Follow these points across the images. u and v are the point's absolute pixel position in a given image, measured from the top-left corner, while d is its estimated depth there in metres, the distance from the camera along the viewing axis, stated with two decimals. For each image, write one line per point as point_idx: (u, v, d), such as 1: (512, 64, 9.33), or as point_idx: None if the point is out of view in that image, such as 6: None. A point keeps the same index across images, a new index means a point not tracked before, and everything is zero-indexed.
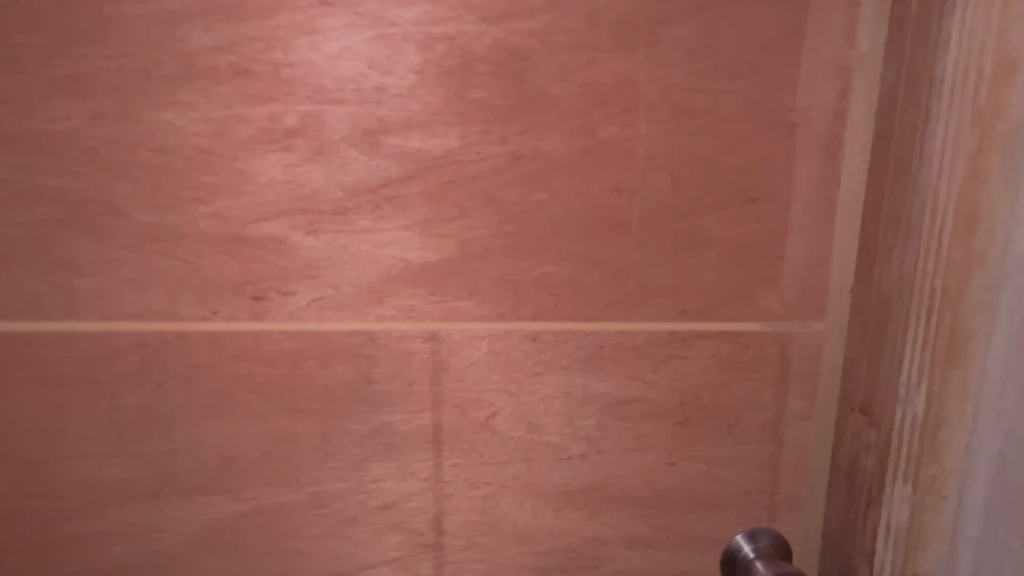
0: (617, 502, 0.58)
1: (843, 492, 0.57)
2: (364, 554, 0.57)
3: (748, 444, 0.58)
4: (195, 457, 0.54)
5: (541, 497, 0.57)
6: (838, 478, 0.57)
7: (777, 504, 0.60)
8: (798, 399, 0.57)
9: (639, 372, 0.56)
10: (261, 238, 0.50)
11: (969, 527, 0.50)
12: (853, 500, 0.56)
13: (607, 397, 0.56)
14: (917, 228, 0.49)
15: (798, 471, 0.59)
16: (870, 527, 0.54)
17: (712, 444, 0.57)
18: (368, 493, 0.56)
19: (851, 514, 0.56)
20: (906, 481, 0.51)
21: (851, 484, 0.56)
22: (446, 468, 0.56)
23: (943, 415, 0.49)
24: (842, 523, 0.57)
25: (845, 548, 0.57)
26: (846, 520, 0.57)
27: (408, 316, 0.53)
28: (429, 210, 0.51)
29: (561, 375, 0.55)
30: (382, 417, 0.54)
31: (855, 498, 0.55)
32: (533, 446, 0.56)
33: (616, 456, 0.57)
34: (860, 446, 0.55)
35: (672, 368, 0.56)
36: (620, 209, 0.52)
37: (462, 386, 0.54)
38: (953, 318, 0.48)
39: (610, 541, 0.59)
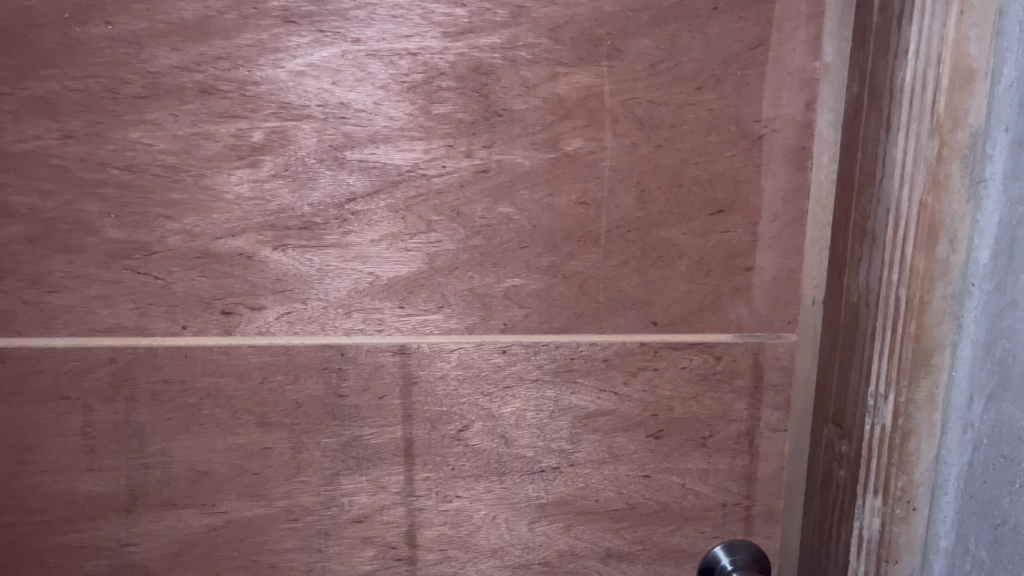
0: (590, 515, 0.58)
1: (819, 505, 0.56)
2: (337, 568, 0.57)
3: (722, 456, 0.58)
4: (167, 471, 0.54)
5: (514, 510, 0.57)
6: (814, 490, 0.57)
7: (753, 517, 0.59)
8: (772, 410, 0.57)
9: (610, 385, 0.56)
10: (228, 254, 0.51)
11: (940, 537, 0.51)
12: (828, 513, 0.55)
13: (579, 409, 0.56)
14: (880, 238, 0.49)
15: (774, 483, 0.58)
16: (843, 540, 0.54)
17: (686, 456, 0.57)
18: (340, 507, 0.56)
19: (826, 527, 0.56)
20: (876, 493, 0.51)
21: (825, 497, 0.56)
22: (418, 482, 0.56)
23: (911, 425, 0.49)
24: (817, 536, 0.57)
25: (821, 562, 0.57)
26: (821, 534, 0.56)
27: (378, 330, 0.53)
28: (396, 224, 0.51)
29: (531, 387, 0.55)
30: (353, 431, 0.54)
31: (829, 511, 0.55)
32: (504, 459, 0.56)
33: (589, 469, 0.57)
34: (833, 458, 0.54)
35: (643, 380, 0.56)
36: (586, 222, 0.53)
37: (432, 399, 0.55)
38: (918, 328, 0.48)
39: (585, 554, 0.58)
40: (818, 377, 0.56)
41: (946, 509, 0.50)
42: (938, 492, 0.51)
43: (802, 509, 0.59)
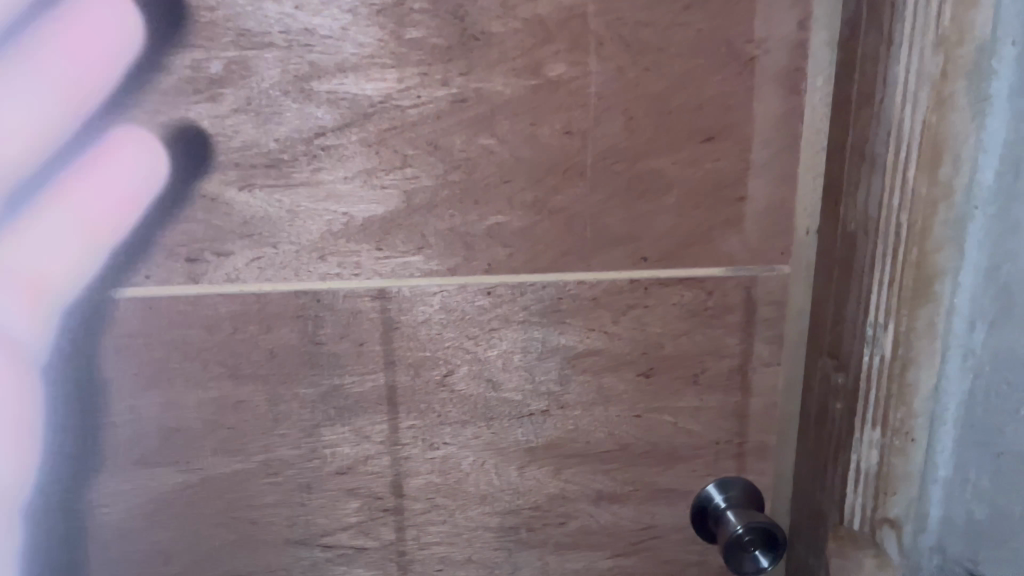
0: (581, 458, 0.56)
1: (813, 440, 0.55)
2: (321, 521, 0.55)
3: (714, 393, 0.56)
4: (139, 429, 0.52)
5: (503, 456, 0.55)
6: (808, 425, 0.56)
7: (746, 454, 0.58)
8: (764, 344, 0.55)
9: (600, 324, 0.53)
10: (190, 196, 0.48)
11: (939, 468, 0.50)
12: (822, 448, 0.54)
13: (567, 350, 0.54)
14: (881, 162, 0.47)
15: (767, 419, 0.57)
16: (838, 474, 0.53)
17: (677, 395, 0.56)
18: (321, 459, 0.54)
19: (820, 463, 0.55)
20: (874, 425, 0.50)
21: (820, 431, 0.54)
22: (402, 430, 0.54)
23: (912, 355, 0.48)
24: (812, 471, 0.56)
25: (814, 498, 0.56)
26: (815, 470, 0.55)
27: (354, 274, 0.50)
28: (369, 160, 0.48)
29: (517, 329, 0.53)
30: (332, 380, 0.52)
31: (823, 446, 0.54)
32: (491, 404, 0.54)
33: (579, 411, 0.55)
34: (827, 393, 0.53)
35: (633, 318, 0.54)
36: (571, 153, 0.50)
37: (415, 344, 0.52)
38: (920, 254, 0.46)
39: (576, 497, 0.57)
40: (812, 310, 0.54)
41: (945, 439, 0.49)
42: (937, 422, 0.49)
43: (794, 444, 0.58)
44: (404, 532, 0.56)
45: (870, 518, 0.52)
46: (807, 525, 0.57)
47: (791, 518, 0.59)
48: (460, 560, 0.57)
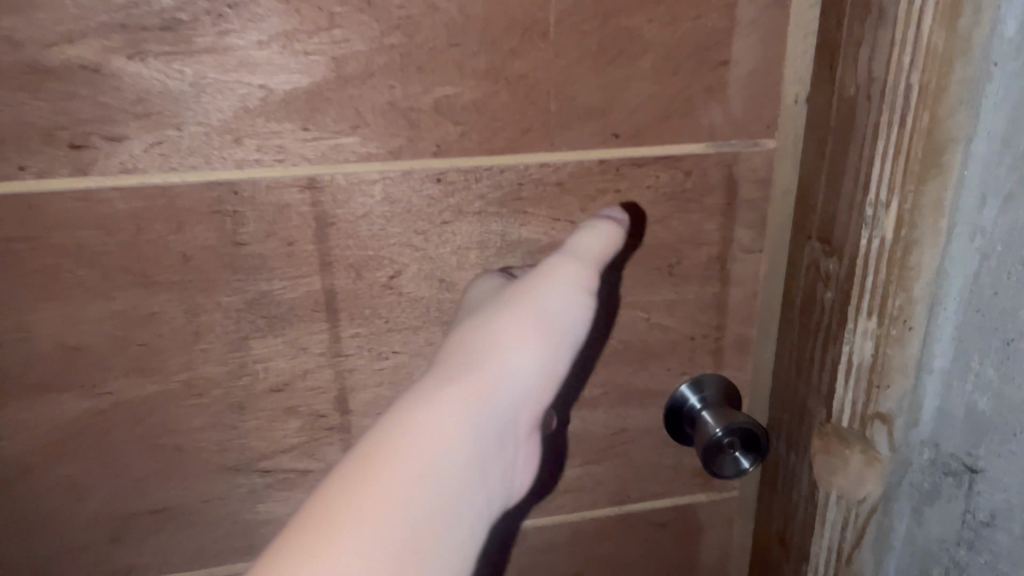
0: None
1: (798, 333, 0.51)
2: (256, 445, 0.48)
3: (691, 285, 0.51)
4: (30, 351, 0.44)
5: None
6: (792, 316, 0.51)
7: (724, 349, 0.53)
8: (746, 229, 0.50)
9: (566, 212, 0.47)
10: (67, 67, 0.39)
11: (936, 358, 0.46)
12: (808, 339, 0.50)
13: (530, 242, 0.47)
14: (889, 15, 0.40)
15: (746, 310, 0.53)
16: (828, 368, 0.49)
17: (651, 289, 0.50)
18: (253, 376, 0.47)
19: (807, 356, 0.50)
20: (870, 314, 0.45)
21: (806, 322, 0.50)
22: (345, 340, 0.47)
23: (915, 235, 0.43)
24: (795, 365, 0.52)
25: (799, 393, 0.52)
26: (800, 364, 0.51)
27: (278, 160, 0.42)
28: (288, 20, 0.40)
29: (473, 221, 0.46)
30: (260, 286, 0.45)
31: (811, 338, 0.50)
32: (446, 307, 0.48)
33: None
34: (818, 280, 0.48)
35: (603, 204, 0.47)
36: (531, 9, 0.42)
37: (355, 242, 0.45)
38: (930, 120, 0.40)
39: None
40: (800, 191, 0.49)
41: (945, 326, 0.45)
42: (938, 309, 0.45)
43: (777, 338, 0.53)
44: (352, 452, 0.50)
45: (862, 414, 0.48)
46: (789, 422, 0.53)
47: (770, 415, 0.55)
48: None
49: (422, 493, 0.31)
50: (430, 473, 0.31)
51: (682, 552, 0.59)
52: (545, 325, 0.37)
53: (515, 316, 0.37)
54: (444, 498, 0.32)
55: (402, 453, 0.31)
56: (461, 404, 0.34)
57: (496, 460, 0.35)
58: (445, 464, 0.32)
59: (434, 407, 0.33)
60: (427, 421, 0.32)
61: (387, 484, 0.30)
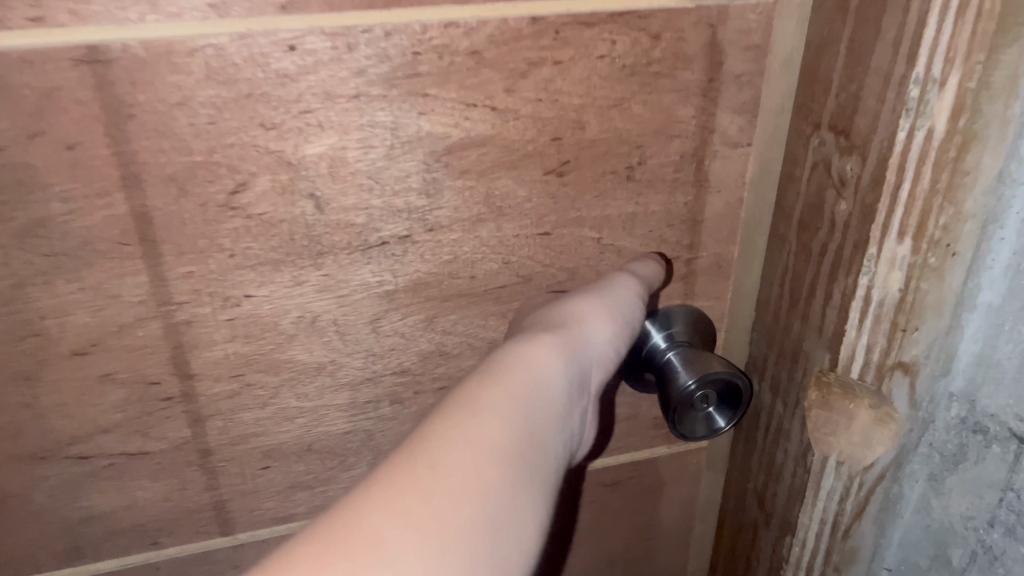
0: (463, 301, 0.38)
1: (795, 255, 0.38)
2: (62, 425, 0.35)
3: (656, 193, 0.38)
4: None
5: (346, 307, 0.36)
6: (786, 231, 0.39)
7: (696, 274, 0.41)
8: (732, 116, 0.37)
9: (485, 95, 0.33)
10: None
11: (982, 291, 0.35)
12: (808, 265, 0.38)
13: (434, 139, 0.33)
14: None
15: (726, 223, 0.40)
16: (834, 305, 0.36)
17: (602, 198, 0.37)
18: (43, 336, 0.33)
19: (806, 286, 0.38)
20: (901, 237, 0.33)
21: (806, 241, 0.37)
22: (175, 282, 0.33)
23: (977, 128, 0.30)
24: (788, 295, 0.39)
25: (792, 331, 0.40)
26: (795, 295, 0.39)
27: (30, 18, 0.27)
28: None
29: (349, 110, 0.32)
30: (32, 210, 0.30)
31: (813, 263, 0.37)
32: (319, 232, 0.34)
33: (457, 233, 0.36)
34: (828, 187, 0.35)
35: (539, 84, 0.33)
36: None
37: (173, 144, 0.30)
38: None
39: (461, 354, 0.39)
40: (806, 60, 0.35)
41: (999, 252, 0.33)
42: (993, 228, 0.33)
43: (763, 258, 0.41)
44: (203, 427, 0.37)
45: (878, 363, 0.36)
46: (777, 364, 0.41)
47: (751, 351, 0.44)
48: (296, 453, 0.39)
49: (536, 426, 0.30)
50: (535, 394, 0.31)
51: (640, 515, 0.49)
52: (612, 320, 0.36)
53: (605, 293, 0.36)
54: (538, 429, 0.31)
55: (505, 391, 0.30)
56: (552, 350, 0.33)
57: (571, 417, 0.34)
58: (547, 400, 0.31)
59: (526, 363, 0.32)
60: (524, 361, 0.32)
61: (495, 416, 0.29)
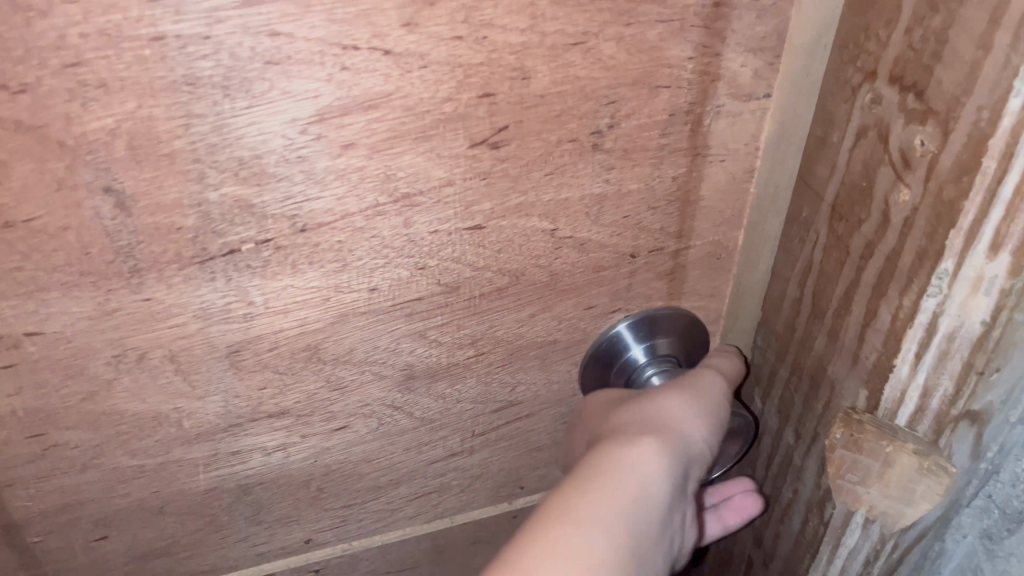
0: (361, 319, 0.27)
1: (824, 249, 0.27)
2: None
3: (634, 165, 0.27)
4: None
5: (187, 338, 0.25)
6: (816, 215, 0.27)
7: (686, 266, 0.30)
8: (746, 57, 0.25)
9: (369, 32, 0.21)
10: None
11: None
12: (845, 270, 0.26)
13: (294, 101, 0.22)
14: None
15: (728, 199, 0.29)
16: (878, 332, 0.25)
17: (557, 177, 0.26)
18: None
19: (838, 297, 0.27)
20: (999, 251, 0.22)
21: (845, 235, 0.26)
22: None
23: None
24: (813, 301, 0.28)
25: (814, 348, 0.29)
26: (821, 303, 0.28)
27: None
28: None
29: (146, 59, 0.20)
30: None
31: (851, 269, 0.26)
32: (128, 242, 0.23)
33: (344, 231, 0.25)
34: (883, 165, 0.24)
35: (456, 13, 0.22)
36: None
37: None
38: None
39: (364, 385, 0.28)
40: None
41: None
42: None
43: (780, 243, 0.30)
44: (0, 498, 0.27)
45: (939, 412, 0.25)
46: (791, 386, 0.31)
47: (757, 359, 0.33)
48: (142, 517, 0.29)
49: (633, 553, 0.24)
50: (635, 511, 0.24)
51: None
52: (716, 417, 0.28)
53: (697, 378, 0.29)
54: (640, 551, 0.24)
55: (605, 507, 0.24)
56: (652, 449, 0.26)
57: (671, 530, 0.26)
58: (651, 514, 0.25)
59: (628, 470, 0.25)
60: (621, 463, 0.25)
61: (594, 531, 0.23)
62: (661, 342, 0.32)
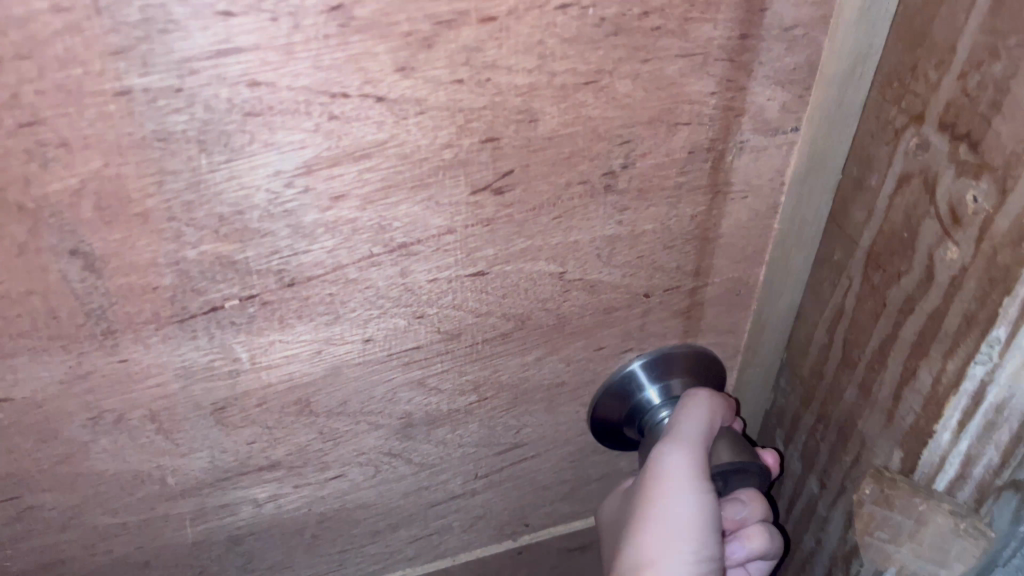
0: (356, 369, 0.25)
1: (858, 297, 0.25)
2: None
3: (649, 204, 0.25)
4: None
5: (166, 397, 0.23)
6: (851, 261, 0.25)
7: (701, 303, 0.28)
8: (772, 91, 0.23)
9: (361, 78, 0.19)
10: None
11: None
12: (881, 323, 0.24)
13: (279, 154, 0.20)
14: None
15: (748, 234, 0.27)
16: (916, 394, 0.23)
17: (566, 220, 0.24)
18: None
19: (872, 350, 0.25)
20: None
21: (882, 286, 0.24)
22: None
23: None
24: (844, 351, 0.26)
25: (846, 398, 0.27)
26: (852, 355, 0.26)
27: None
28: None
29: (118, 118, 0.18)
30: None
31: (887, 323, 0.24)
32: (100, 304, 0.21)
33: (335, 285, 0.23)
34: (928, 216, 0.21)
35: (453, 57, 0.19)
36: None
37: None
38: None
39: (358, 435, 0.27)
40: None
41: None
42: None
43: (813, 285, 0.27)
44: None
45: (981, 482, 0.23)
46: (816, 434, 0.29)
47: (782, 400, 0.31)
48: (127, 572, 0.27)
49: None
50: None
51: None
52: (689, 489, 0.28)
53: (678, 440, 0.28)
54: None
55: None
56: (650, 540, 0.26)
57: None
58: None
59: None
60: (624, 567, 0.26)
61: None
62: (677, 384, 0.30)
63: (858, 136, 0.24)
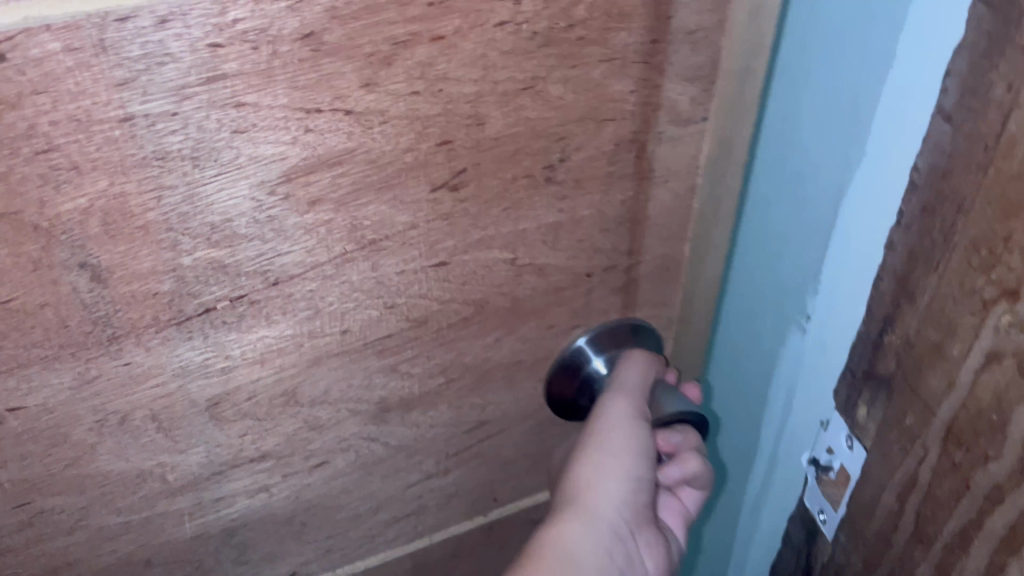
0: (336, 359, 0.28)
1: (937, 430, 0.27)
2: None
3: (585, 192, 0.28)
4: None
5: (165, 396, 0.25)
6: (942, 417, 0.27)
7: (639, 280, 0.32)
8: (683, 87, 0.27)
9: (331, 94, 0.22)
10: None
11: None
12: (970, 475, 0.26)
13: (262, 165, 0.22)
14: None
15: (676, 216, 0.31)
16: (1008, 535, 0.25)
17: (515, 211, 0.27)
18: None
19: (963, 493, 0.26)
20: None
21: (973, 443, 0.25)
22: None
23: None
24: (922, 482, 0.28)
25: (924, 520, 0.28)
26: (930, 481, 0.28)
27: None
28: None
29: (122, 141, 0.20)
30: None
31: (975, 468, 0.25)
32: (106, 311, 0.23)
33: (315, 282, 0.25)
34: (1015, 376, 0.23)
35: (409, 72, 0.22)
36: None
37: None
38: None
39: (339, 421, 0.29)
40: (962, 124, 0.24)
41: None
42: None
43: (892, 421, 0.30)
44: None
45: None
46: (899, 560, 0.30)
47: (848, 525, 0.33)
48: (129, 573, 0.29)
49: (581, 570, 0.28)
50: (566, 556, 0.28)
51: None
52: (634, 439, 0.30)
53: (621, 392, 0.31)
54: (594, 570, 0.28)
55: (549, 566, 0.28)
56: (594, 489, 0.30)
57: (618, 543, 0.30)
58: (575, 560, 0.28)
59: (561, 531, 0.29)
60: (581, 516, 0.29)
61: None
62: (617, 351, 0.33)
63: (937, 290, 0.26)
